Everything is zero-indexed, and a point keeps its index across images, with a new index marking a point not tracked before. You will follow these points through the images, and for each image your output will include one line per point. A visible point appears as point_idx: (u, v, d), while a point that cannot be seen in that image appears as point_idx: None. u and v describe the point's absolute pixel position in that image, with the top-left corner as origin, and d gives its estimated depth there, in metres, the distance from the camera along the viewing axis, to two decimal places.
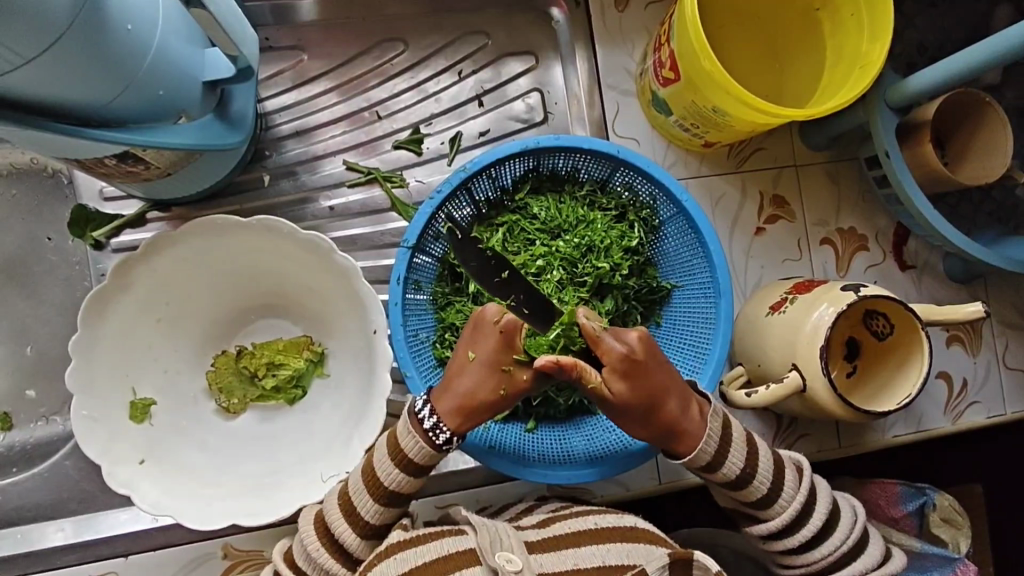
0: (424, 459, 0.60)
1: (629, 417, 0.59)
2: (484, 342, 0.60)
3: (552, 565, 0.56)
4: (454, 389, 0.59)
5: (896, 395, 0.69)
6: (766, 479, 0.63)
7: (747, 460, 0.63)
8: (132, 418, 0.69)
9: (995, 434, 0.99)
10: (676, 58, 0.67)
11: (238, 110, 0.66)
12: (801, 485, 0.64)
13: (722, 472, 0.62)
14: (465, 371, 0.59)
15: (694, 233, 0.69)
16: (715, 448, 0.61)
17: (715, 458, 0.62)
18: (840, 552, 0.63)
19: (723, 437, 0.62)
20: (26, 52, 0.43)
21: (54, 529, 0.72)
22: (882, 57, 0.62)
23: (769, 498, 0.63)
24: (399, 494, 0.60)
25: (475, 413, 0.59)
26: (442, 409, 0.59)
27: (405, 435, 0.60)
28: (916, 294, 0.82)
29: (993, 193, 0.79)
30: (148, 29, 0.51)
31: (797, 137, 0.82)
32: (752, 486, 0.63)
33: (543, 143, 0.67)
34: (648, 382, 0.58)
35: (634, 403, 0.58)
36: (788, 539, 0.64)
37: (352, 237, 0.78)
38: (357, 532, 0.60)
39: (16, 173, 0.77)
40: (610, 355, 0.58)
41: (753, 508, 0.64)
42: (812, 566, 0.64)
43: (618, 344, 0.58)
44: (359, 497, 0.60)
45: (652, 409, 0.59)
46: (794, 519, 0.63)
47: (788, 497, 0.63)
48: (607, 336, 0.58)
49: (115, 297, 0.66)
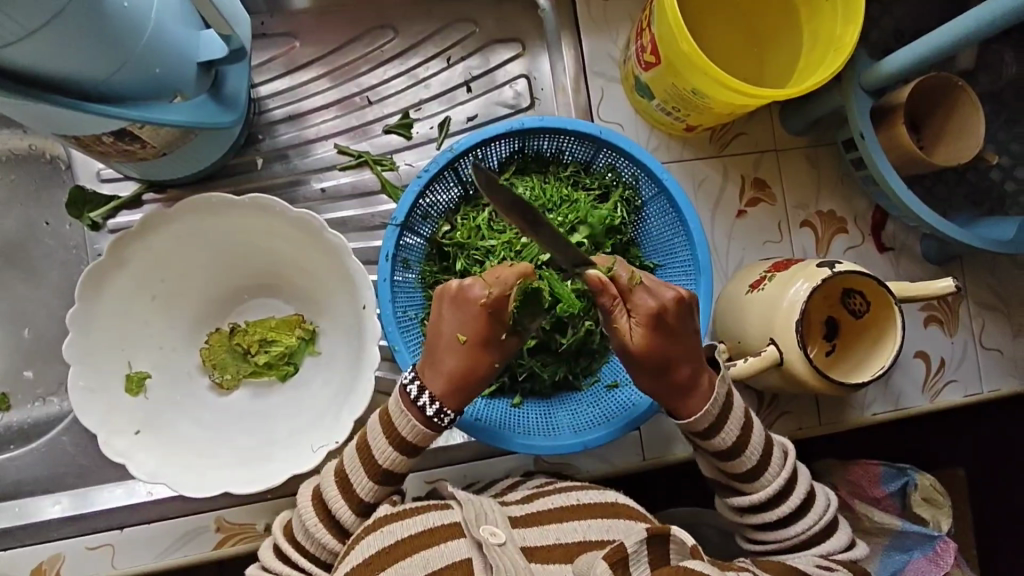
0: (417, 438, 0.62)
1: (651, 369, 0.60)
2: (469, 322, 0.61)
3: (536, 539, 0.58)
4: (442, 371, 0.61)
5: (871, 368, 0.72)
6: (756, 454, 0.63)
7: (741, 432, 0.63)
8: (129, 391, 0.70)
9: (973, 417, 1.01)
10: (657, 42, 0.69)
11: (232, 90, 0.67)
12: (787, 464, 0.65)
13: (716, 441, 0.63)
14: (455, 352, 0.61)
15: (675, 212, 0.71)
16: (718, 412, 0.62)
17: (717, 421, 0.62)
18: (809, 533, 0.64)
19: (728, 404, 0.63)
20: (30, 24, 0.45)
21: (51, 502, 0.74)
22: (854, 40, 0.64)
23: (755, 472, 0.64)
24: (392, 472, 0.63)
25: (467, 387, 0.61)
26: (431, 383, 0.61)
27: (397, 414, 0.61)
28: (893, 274, 0.85)
29: (968, 176, 0.81)
30: (143, 7, 0.53)
31: (776, 120, 0.84)
32: (742, 457, 0.63)
33: (528, 124, 0.69)
34: (671, 340, 0.60)
35: (657, 365, 0.60)
36: (769, 512, 0.64)
37: (343, 219, 0.80)
38: (352, 508, 0.62)
39: (16, 159, 0.80)
40: (640, 309, 0.59)
41: (738, 480, 0.65)
42: (785, 543, 0.64)
43: (650, 298, 0.59)
44: (355, 473, 0.62)
45: (671, 367, 0.61)
46: (775, 495, 0.64)
47: (774, 473, 0.64)
48: (640, 290, 0.59)
49: (112, 272, 0.68)
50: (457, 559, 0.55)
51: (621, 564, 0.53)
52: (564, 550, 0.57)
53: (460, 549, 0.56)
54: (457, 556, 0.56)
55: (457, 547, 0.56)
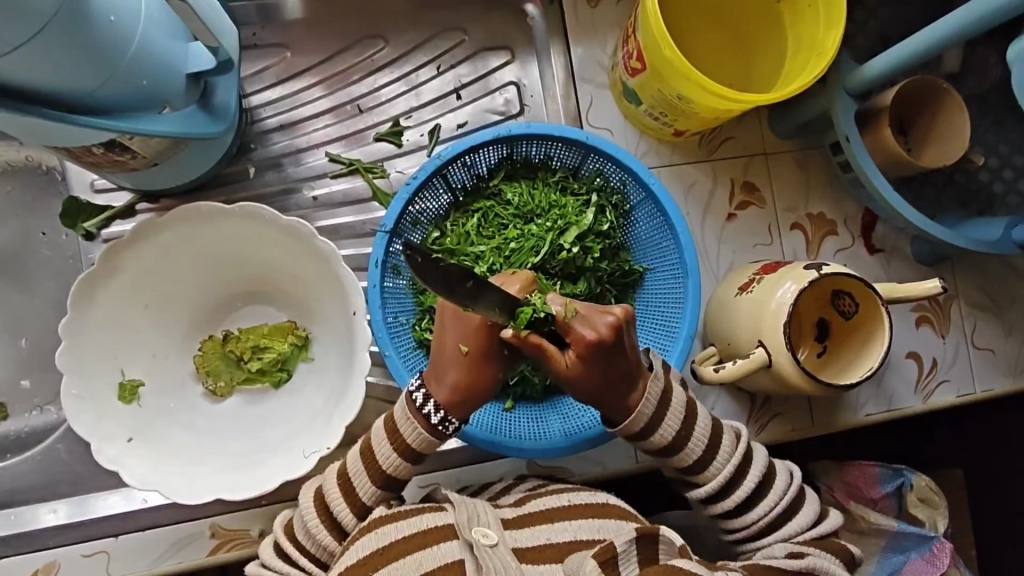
0: (420, 445, 0.62)
1: (592, 392, 0.60)
2: (469, 334, 0.61)
3: (527, 540, 0.58)
4: (444, 381, 0.61)
5: (860, 367, 0.72)
6: (700, 445, 0.63)
7: (682, 425, 0.63)
8: (121, 399, 0.71)
9: (970, 419, 1.01)
10: (642, 49, 0.70)
11: (222, 101, 0.68)
12: (737, 450, 0.65)
13: (656, 437, 0.63)
14: (456, 364, 0.61)
15: (663, 216, 0.72)
16: (652, 410, 0.61)
17: (652, 421, 0.62)
18: (774, 513, 0.64)
19: (662, 401, 0.62)
20: (15, 39, 0.46)
21: (48, 510, 0.75)
22: (835, 44, 0.65)
23: (701, 464, 0.64)
24: (395, 480, 0.63)
25: (470, 398, 0.61)
26: (435, 393, 0.61)
27: (403, 421, 0.62)
28: (883, 275, 0.85)
29: (957, 177, 0.82)
30: (130, 21, 0.54)
31: (765, 123, 0.85)
32: (685, 450, 0.63)
33: (515, 131, 0.70)
34: (616, 360, 0.59)
35: (598, 386, 0.60)
36: (725, 500, 0.64)
37: (336, 226, 0.81)
38: (353, 512, 0.62)
39: (12, 171, 0.80)
40: (579, 339, 0.58)
41: (689, 474, 0.65)
42: (751, 527, 0.64)
43: (589, 328, 0.59)
44: (358, 477, 0.62)
45: (615, 383, 0.60)
46: (728, 482, 0.64)
47: (722, 461, 0.64)
48: (577, 322, 0.59)
49: (104, 281, 0.69)
50: (449, 560, 0.56)
51: (610, 562, 0.54)
52: (555, 550, 0.58)
53: (452, 551, 0.57)
54: (450, 557, 0.56)
55: (450, 548, 0.57)
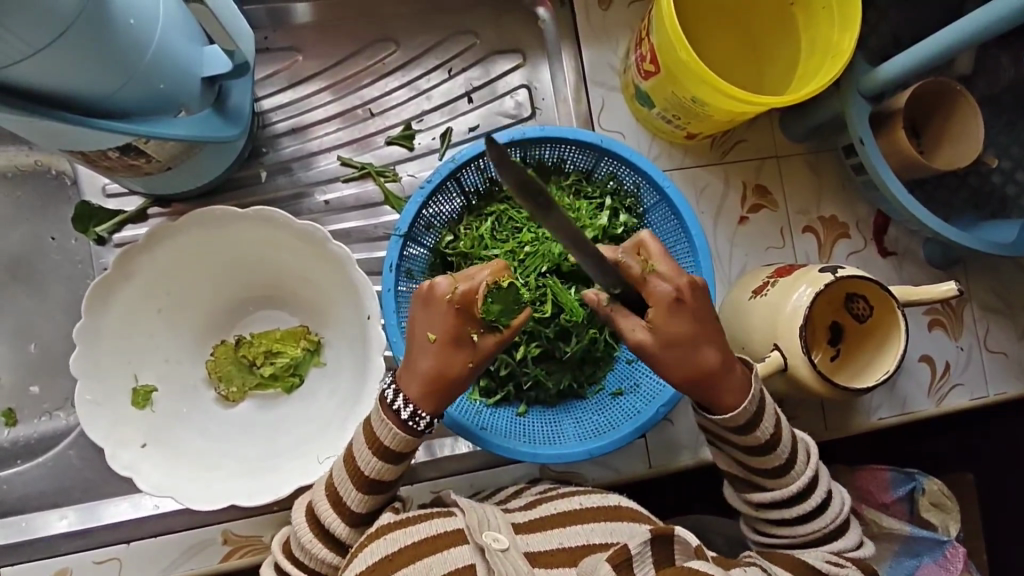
0: (398, 445, 0.61)
1: (674, 362, 0.57)
2: (438, 320, 0.58)
3: (542, 544, 0.58)
4: (416, 372, 0.59)
5: (877, 370, 0.72)
6: (787, 450, 0.63)
7: (776, 428, 0.62)
8: (135, 404, 0.71)
9: (982, 422, 1.00)
10: (657, 51, 0.70)
11: (236, 104, 0.67)
12: (812, 461, 0.65)
13: (754, 436, 0.61)
14: (426, 352, 0.59)
15: (677, 219, 0.71)
16: (756, 407, 0.61)
17: (753, 418, 0.61)
18: (829, 529, 0.63)
19: (762, 401, 0.61)
20: (38, 43, 0.45)
21: (58, 516, 0.74)
22: (851, 46, 0.65)
23: (784, 468, 0.63)
24: (379, 482, 0.61)
25: (442, 389, 0.59)
26: (406, 387, 0.60)
27: (376, 422, 0.60)
28: (896, 277, 0.85)
29: (969, 179, 0.81)
30: (149, 24, 0.54)
31: (777, 127, 0.85)
32: (775, 453, 0.62)
33: (529, 134, 0.69)
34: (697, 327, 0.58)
35: (675, 355, 0.57)
36: (794, 508, 0.63)
37: (347, 230, 0.80)
38: (345, 521, 0.61)
39: (21, 175, 0.80)
40: (658, 297, 0.57)
41: (764, 476, 0.64)
42: (802, 538, 0.64)
43: (667, 285, 0.57)
44: (343, 487, 0.61)
45: (701, 357, 0.58)
46: (801, 491, 0.63)
47: (801, 470, 0.64)
48: (655, 276, 0.57)
49: (119, 285, 0.69)
50: (459, 565, 0.55)
51: (625, 565, 0.53)
52: (569, 553, 0.57)
53: (463, 555, 0.56)
54: (460, 562, 0.56)
55: (461, 552, 0.56)
